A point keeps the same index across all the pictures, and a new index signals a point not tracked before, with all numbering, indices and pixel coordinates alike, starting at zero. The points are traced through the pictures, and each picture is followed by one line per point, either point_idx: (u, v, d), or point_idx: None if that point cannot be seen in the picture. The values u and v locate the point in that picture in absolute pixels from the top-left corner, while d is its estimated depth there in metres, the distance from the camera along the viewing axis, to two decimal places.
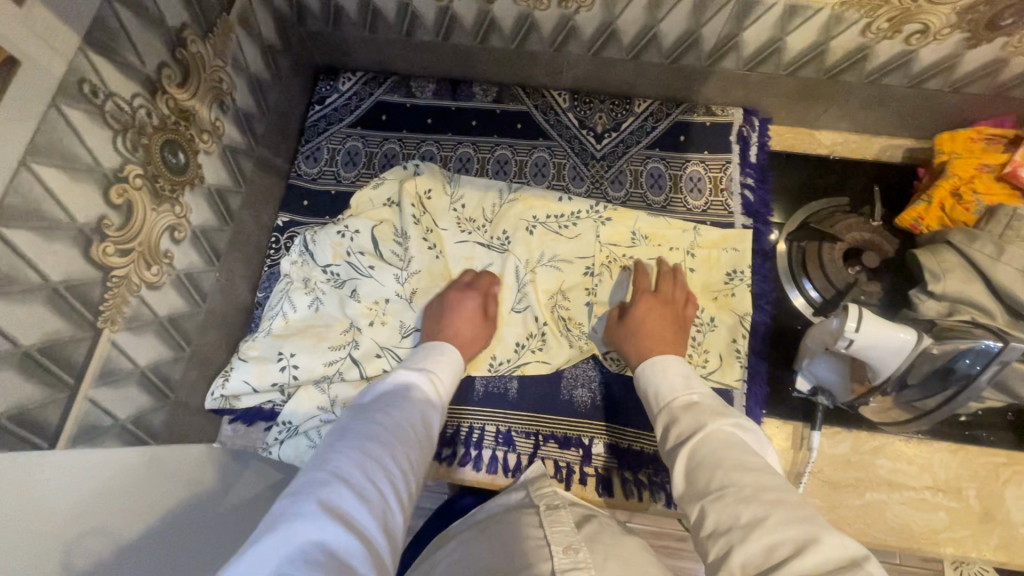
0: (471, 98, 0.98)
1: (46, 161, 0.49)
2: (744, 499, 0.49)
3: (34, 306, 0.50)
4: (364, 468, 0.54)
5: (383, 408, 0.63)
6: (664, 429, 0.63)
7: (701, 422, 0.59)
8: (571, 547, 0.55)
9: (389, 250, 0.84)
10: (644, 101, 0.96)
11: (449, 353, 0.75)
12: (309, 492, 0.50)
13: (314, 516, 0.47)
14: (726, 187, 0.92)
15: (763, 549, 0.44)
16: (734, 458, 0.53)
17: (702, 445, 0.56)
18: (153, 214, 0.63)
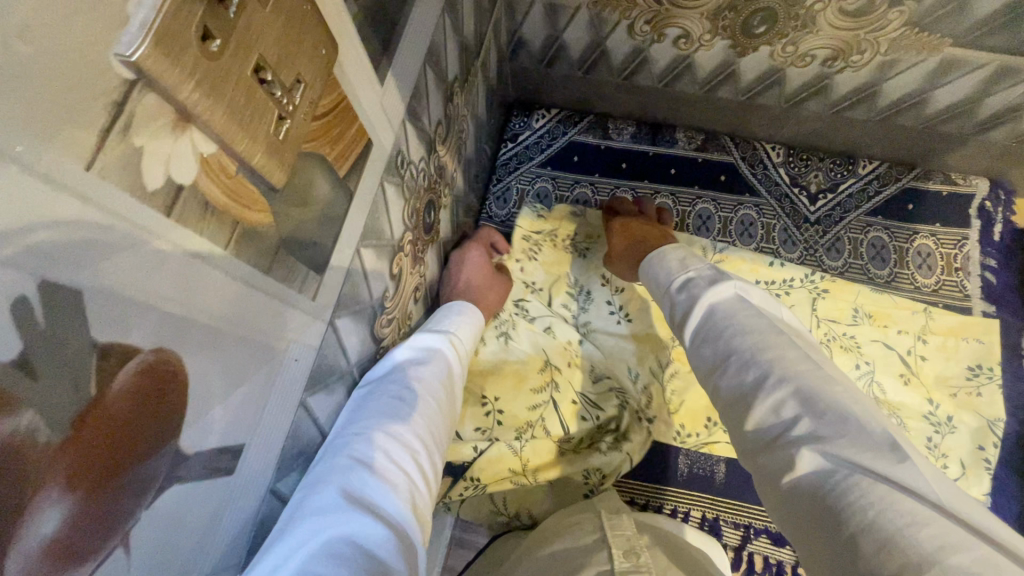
0: (672, 145, 0.92)
1: (368, 242, 0.46)
2: (746, 364, 0.44)
3: (338, 393, 0.47)
4: (382, 445, 0.43)
5: (403, 376, 0.52)
6: (669, 316, 0.55)
7: (695, 297, 0.52)
8: (633, 551, 0.53)
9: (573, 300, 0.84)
10: (870, 161, 0.87)
11: (473, 312, 0.67)
12: (326, 478, 0.39)
13: (331, 507, 0.37)
14: (963, 266, 0.83)
15: (768, 411, 0.41)
16: (739, 325, 0.47)
17: (706, 325, 0.50)
18: (410, 277, 0.60)
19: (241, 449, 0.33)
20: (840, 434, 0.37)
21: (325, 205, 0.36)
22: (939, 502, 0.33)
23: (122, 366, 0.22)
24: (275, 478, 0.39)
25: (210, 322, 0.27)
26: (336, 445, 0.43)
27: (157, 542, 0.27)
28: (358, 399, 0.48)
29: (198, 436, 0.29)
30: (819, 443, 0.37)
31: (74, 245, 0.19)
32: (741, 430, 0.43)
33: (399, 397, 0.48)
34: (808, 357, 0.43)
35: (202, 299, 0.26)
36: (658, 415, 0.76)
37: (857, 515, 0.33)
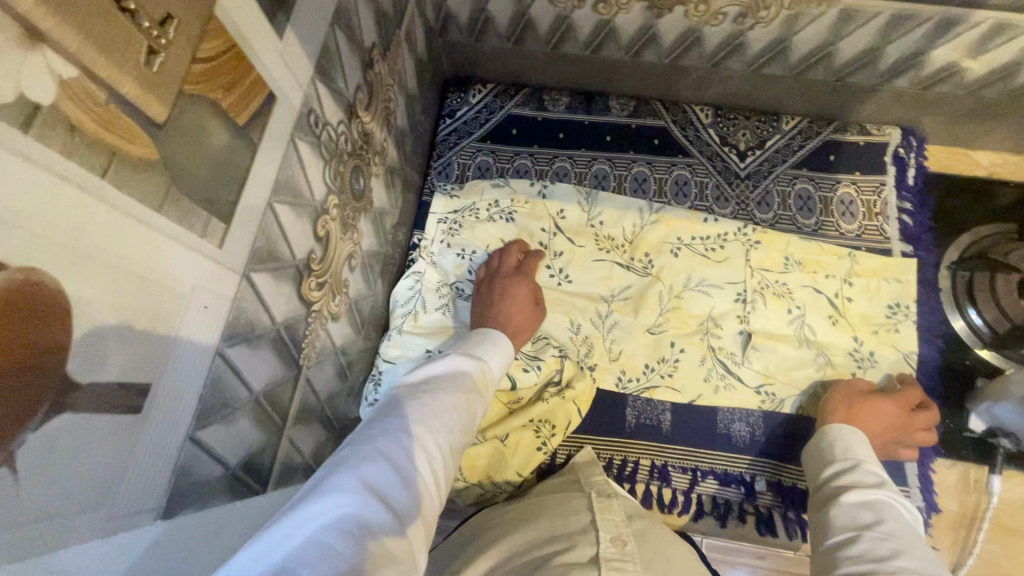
0: (606, 112, 0.94)
1: (283, 199, 0.46)
2: (885, 535, 0.52)
3: (265, 350, 0.47)
4: (403, 446, 0.48)
5: (433, 389, 0.57)
6: (835, 472, 0.63)
7: (881, 484, 0.59)
8: (620, 538, 0.55)
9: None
10: (792, 117, 0.91)
11: (504, 346, 0.69)
12: (353, 464, 0.44)
13: (349, 490, 0.41)
14: (882, 211, 0.88)
15: (873, 564, 0.49)
16: (908, 531, 0.54)
17: (878, 503, 0.57)
18: (341, 244, 0.61)
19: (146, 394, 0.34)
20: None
21: (223, 152, 0.37)
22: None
23: None
24: (195, 428, 0.39)
25: (87, 252, 0.27)
26: (366, 435, 0.48)
27: (50, 474, 0.28)
28: (393, 407, 0.53)
29: (90, 367, 0.29)
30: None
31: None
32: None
33: (428, 409, 0.53)
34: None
35: (75, 226, 0.27)
36: (599, 362, 0.82)
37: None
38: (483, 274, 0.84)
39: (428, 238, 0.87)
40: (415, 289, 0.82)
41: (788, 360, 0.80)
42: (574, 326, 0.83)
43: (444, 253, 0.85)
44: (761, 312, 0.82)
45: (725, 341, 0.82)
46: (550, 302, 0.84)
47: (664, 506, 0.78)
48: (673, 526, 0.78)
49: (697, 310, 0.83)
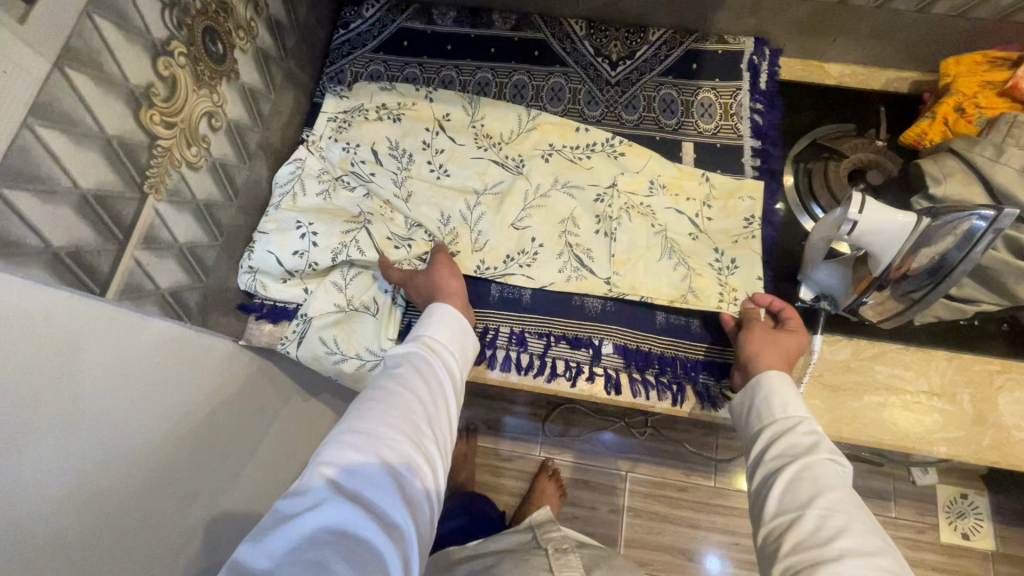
0: (489, 26, 1.01)
1: (105, 15, 0.53)
2: (834, 511, 0.52)
3: (92, 153, 0.53)
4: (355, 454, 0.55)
5: (383, 386, 0.62)
6: (771, 437, 0.63)
7: (816, 447, 0.59)
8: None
9: (390, 159, 0.90)
10: (659, 30, 0.99)
11: (449, 317, 0.72)
12: (313, 485, 0.52)
13: (321, 505, 0.50)
14: (737, 112, 0.95)
15: (821, 555, 0.49)
16: (837, 490, 0.54)
17: (804, 468, 0.57)
18: (194, 95, 0.67)
19: (56, 377, 0.49)
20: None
21: None
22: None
23: None
24: (4, 188, 0.45)
25: None
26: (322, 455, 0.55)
27: None
28: (354, 407, 0.60)
29: None
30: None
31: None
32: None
33: (379, 407, 0.59)
34: (885, 547, 0.51)
35: None
36: (461, 249, 0.86)
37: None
38: (363, 167, 0.89)
39: (318, 133, 0.92)
40: (297, 174, 0.88)
41: (650, 270, 0.85)
42: (443, 216, 0.88)
43: (331, 146, 0.90)
44: (626, 228, 0.87)
45: (582, 238, 0.87)
46: (425, 194, 0.88)
47: (521, 369, 0.83)
48: (528, 388, 0.83)
49: (561, 210, 0.89)
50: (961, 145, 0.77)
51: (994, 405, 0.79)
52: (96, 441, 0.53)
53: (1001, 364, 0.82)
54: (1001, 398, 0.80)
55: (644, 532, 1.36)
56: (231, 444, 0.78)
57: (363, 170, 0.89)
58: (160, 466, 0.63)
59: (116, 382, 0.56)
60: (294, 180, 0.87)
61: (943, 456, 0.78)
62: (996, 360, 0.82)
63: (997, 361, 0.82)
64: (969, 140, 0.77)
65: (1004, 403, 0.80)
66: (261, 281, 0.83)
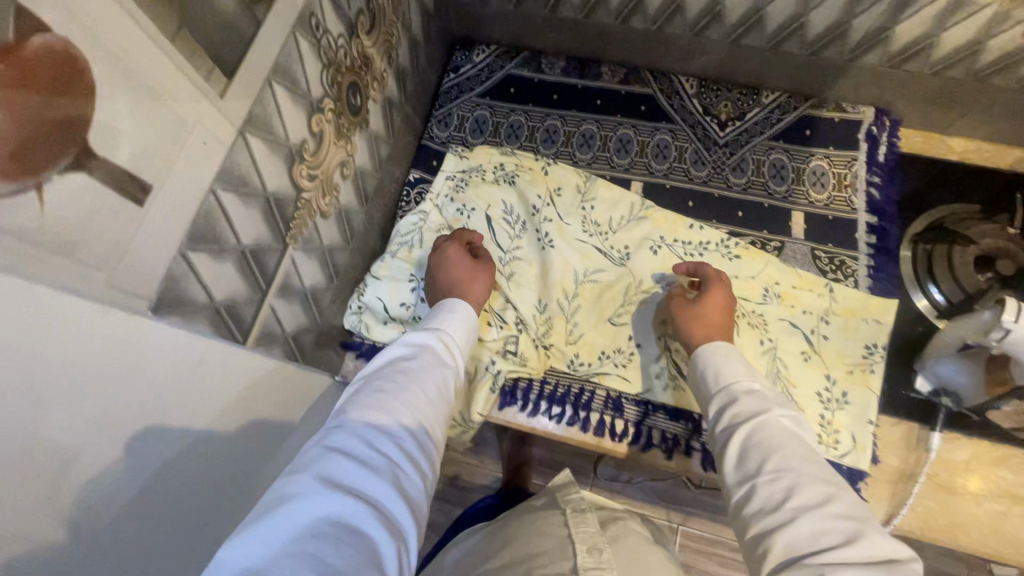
0: (598, 78, 1.01)
1: (281, 81, 0.55)
2: (795, 470, 0.51)
3: (254, 211, 0.55)
4: (364, 439, 0.54)
5: (390, 376, 0.62)
6: (716, 412, 0.61)
7: (760, 407, 0.58)
8: (595, 549, 0.65)
9: (501, 226, 0.91)
10: (773, 92, 0.97)
11: (463, 313, 0.74)
12: (306, 474, 0.49)
13: (315, 493, 0.47)
14: (851, 183, 0.92)
15: (811, 532, 0.46)
16: (794, 448, 0.53)
17: (755, 433, 0.55)
18: (334, 148, 0.69)
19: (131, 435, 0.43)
20: (878, 563, 0.43)
21: (228, 16, 0.45)
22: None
23: (38, 31, 0.31)
24: (188, 247, 0.47)
25: (104, 39, 0.35)
26: (329, 439, 0.54)
27: (71, 206, 0.36)
28: (355, 400, 0.59)
29: (108, 144, 0.37)
30: (862, 568, 0.42)
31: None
32: (766, 541, 0.47)
33: (381, 401, 0.58)
34: (848, 495, 0.49)
35: (101, 16, 0.35)
36: (555, 342, 0.87)
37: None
38: (473, 237, 0.89)
39: (435, 189, 0.94)
40: (418, 226, 0.90)
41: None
42: (541, 305, 0.88)
43: (446, 205, 0.92)
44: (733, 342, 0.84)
45: None
46: (526, 276, 0.89)
47: (615, 435, 0.82)
48: (620, 455, 0.82)
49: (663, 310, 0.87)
50: None
51: None
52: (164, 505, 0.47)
53: None
54: None
55: None
56: None
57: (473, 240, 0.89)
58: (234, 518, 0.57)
59: (218, 417, 0.54)
60: (413, 232, 0.90)
61: None
62: None
63: None
64: None
65: None
66: (365, 322, 0.84)
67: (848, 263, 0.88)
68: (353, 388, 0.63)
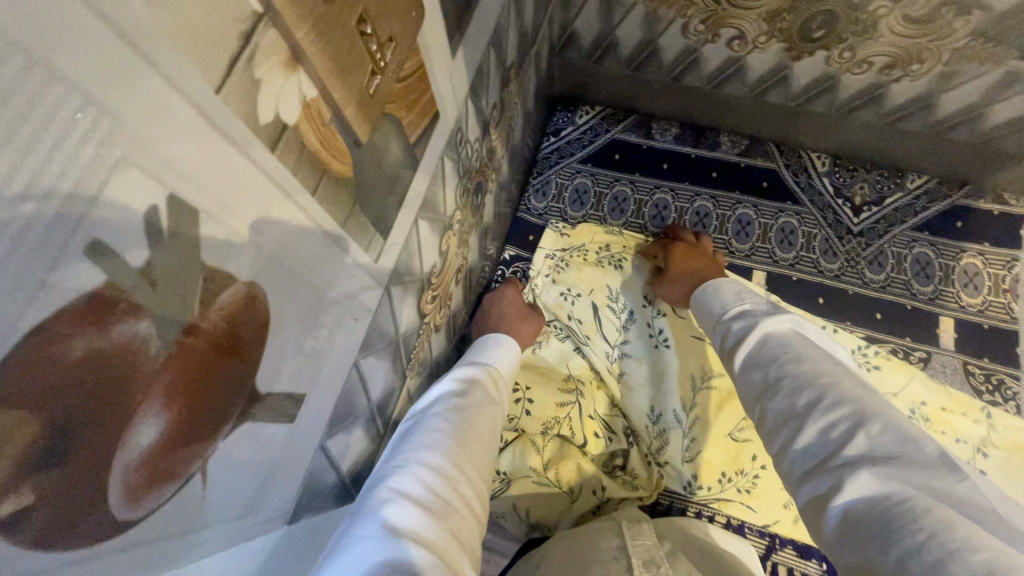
0: (715, 148, 0.91)
1: (426, 215, 0.47)
2: (803, 386, 0.46)
3: (386, 363, 0.48)
4: (422, 474, 0.44)
5: (443, 407, 0.53)
6: (721, 342, 0.59)
7: (752, 324, 0.55)
8: (651, 563, 0.56)
9: (607, 316, 0.82)
10: (919, 176, 0.86)
11: (507, 345, 0.68)
12: (359, 525, 0.40)
13: (373, 540, 0.38)
14: (1011, 288, 0.81)
15: (818, 430, 0.42)
16: (793, 352, 0.50)
17: (759, 351, 0.53)
18: (455, 258, 0.61)
19: None
20: (895, 457, 0.38)
21: (396, 170, 0.37)
22: (979, 512, 0.35)
23: (224, 290, 0.23)
24: (326, 436, 0.40)
25: (285, 260, 0.27)
26: (380, 480, 0.44)
27: (230, 469, 0.28)
28: (403, 435, 0.50)
29: (270, 376, 0.29)
30: (874, 466, 0.38)
31: (202, 144, 0.20)
32: (787, 448, 0.44)
33: (432, 435, 0.49)
34: (863, 386, 0.45)
35: (286, 236, 0.27)
36: (670, 460, 0.76)
37: (908, 533, 0.34)
38: (577, 328, 0.82)
39: (535, 267, 0.87)
40: None
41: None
42: (653, 413, 0.77)
43: (549, 290, 0.84)
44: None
45: None
46: (637, 376, 0.79)
47: None
48: None
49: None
50: None
51: None
52: None
53: None
54: None
55: None
56: None
57: (577, 331, 0.82)
58: None
59: None
60: None
61: None
62: None
63: None
64: None
65: None
66: None
67: (1008, 383, 0.77)
68: (399, 429, 0.53)
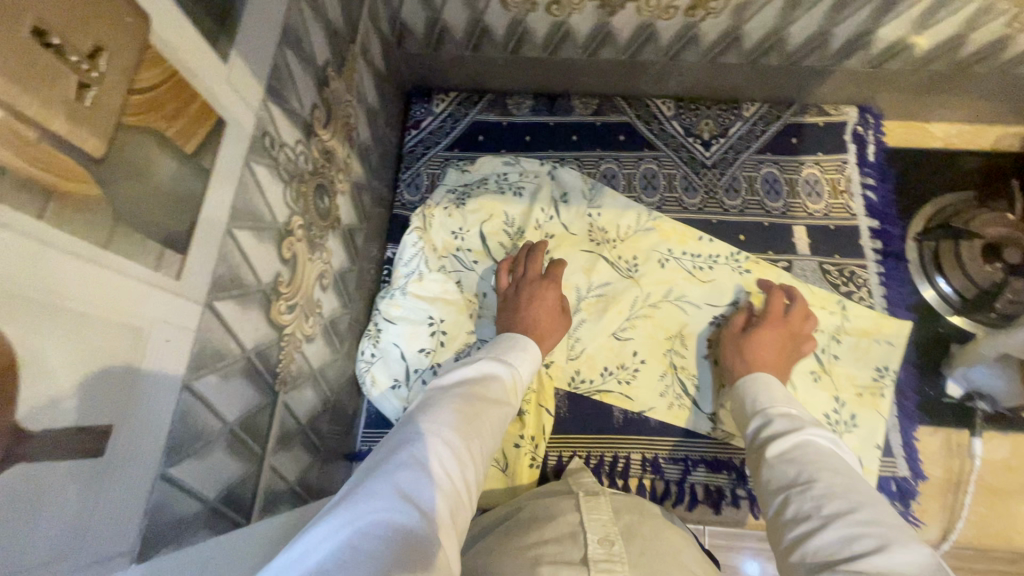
0: (570, 112, 0.95)
1: (242, 225, 0.46)
2: (833, 494, 0.48)
3: (237, 379, 0.47)
4: (443, 455, 0.49)
5: (466, 395, 0.58)
6: (754, 435, 0.62)
7: (797, 426, 0.58)
8: (608, 539, 0.55)
9: (498, 246, 0.88)
10: (752, 104, 0.93)
11: (531, 355, 0.71)
12: (379, 480, 0.44)
13: (388, 496, 0.42)
14: (846, 188, 0.89)
15: (842, 537, 0.43)
16: (818, 459, 0.53)
17: (797, 451, 0.55)
18: (309, 264, 0.60)
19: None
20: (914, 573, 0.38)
21: (174, 182, 0.37)
22: None
23: None
24: (168, 465, 0.39)
25: (16, 292, 0.26)
26: (406, 445, 0.49)
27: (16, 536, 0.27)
28: (423, 410, 0.55)
29: (46, 417, 0.28)
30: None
31: None
32: (801, 554, 0.45)
33: (451, 417, 0.54)
34: (885, 507, 0.47)
35: (6, 265, 0.26)
36: (556, 358, 0.83)
37: None
38: (467, 255, 0.88)
39: (433, 199, 0.89)
40: (418, 251, 0.81)
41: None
42: None
43: (441, 221, 0.87)
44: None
45: (687, 359, 0.83)
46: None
47: (657, 500, 0.78)
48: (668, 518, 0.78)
49: (669, 324, 0.85)
50: None
51: None
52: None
53: None
54: None
55: None
56: None
57: (467, 259, 0.88)
58: None
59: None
60: (418, 258, 0.81)
61: None
62: None
63: None
64: None
65: None
66: (374, 373, 0.77)
67: (858, 273, 0.85)
68: (425, 399, 0.58)
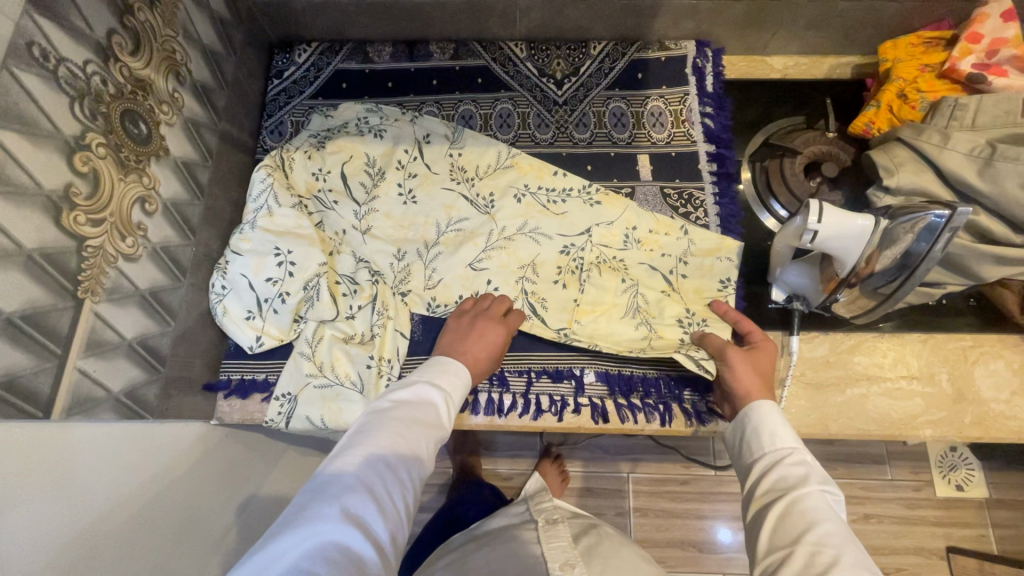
0: (428, 57, 0.99)
1: (5, 125, 0.49)
2: (836, 562, 0.48)
3: (11, 273, 0.50)
4: (383, 478, 0.56)
5: (405, 415, 0.63)
6: (759, 473, 0.61)
7: (806, 478, 0.57)
8: (568, 562, 0.65)
9: (358, 186, 0.90)
10: (599, 43, 0.98)
11: (463, 377, 0.72)
12: (320, 506, 0.52)
13: (329, 523, 0.51)
14: (687, 118, 0.94)
15: None
16: (830, 521, 0.52)
17: (795, 505, 0.54)
18: (122, 185, 0.63)
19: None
20: None
21: None
22: None
23: None
24: None
25: None
26: (345, 469, 0.56)
27: None
28: (364, 430, 0.61)
29: None
30: None
31: None
32: None
33: (388, 437, 0.60)
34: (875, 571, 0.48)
35: None
36: (413, 287, 0.87)
37: None
38: (328, 196, 0.89)
39: (295, 144, 0.91)
40: (269, 187, 0.85)
41: (610, 330, 0.85)
42: (399, 254, 0.89)
43: (301, 164, 0.89)
44: (595, 283, 0.87)
45: (539, 286, 0.87)
46: (384, 229, 0.90)
47: (504, 411, 0.82)
48: (515, 428, 0.82)
49: (524, 254, 0.89)
50: (908, 132, 0.77)
51: (972, 382, 0.81)
52: (93, 501, 0.54)
53: (973, 338, 0.83)
54: (977, 372, 0.81)
55: (653, 531, 1.30)
56: (227, 489, 0.77)
57: (327, 199, 0.89)
58: (161, 513, 0.63)
59: (111, 470, 0.58)
60: (267, 193, 0.84)
61: (928, 437, 0.80)
62: (968, 336, 0.83)
63: (970, 337, 0.83)
64: (916, 128, 0.76)
65: (980, 377, 0.81)
66: (226, 304, 0.81)
67: (696, 195, 0.91)
68: (366, 417, 0.64)
